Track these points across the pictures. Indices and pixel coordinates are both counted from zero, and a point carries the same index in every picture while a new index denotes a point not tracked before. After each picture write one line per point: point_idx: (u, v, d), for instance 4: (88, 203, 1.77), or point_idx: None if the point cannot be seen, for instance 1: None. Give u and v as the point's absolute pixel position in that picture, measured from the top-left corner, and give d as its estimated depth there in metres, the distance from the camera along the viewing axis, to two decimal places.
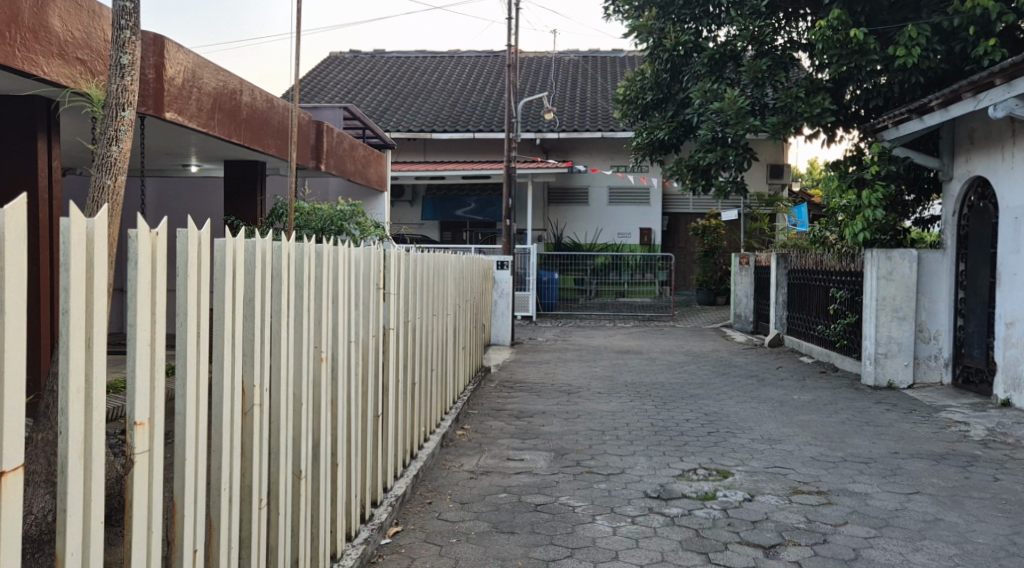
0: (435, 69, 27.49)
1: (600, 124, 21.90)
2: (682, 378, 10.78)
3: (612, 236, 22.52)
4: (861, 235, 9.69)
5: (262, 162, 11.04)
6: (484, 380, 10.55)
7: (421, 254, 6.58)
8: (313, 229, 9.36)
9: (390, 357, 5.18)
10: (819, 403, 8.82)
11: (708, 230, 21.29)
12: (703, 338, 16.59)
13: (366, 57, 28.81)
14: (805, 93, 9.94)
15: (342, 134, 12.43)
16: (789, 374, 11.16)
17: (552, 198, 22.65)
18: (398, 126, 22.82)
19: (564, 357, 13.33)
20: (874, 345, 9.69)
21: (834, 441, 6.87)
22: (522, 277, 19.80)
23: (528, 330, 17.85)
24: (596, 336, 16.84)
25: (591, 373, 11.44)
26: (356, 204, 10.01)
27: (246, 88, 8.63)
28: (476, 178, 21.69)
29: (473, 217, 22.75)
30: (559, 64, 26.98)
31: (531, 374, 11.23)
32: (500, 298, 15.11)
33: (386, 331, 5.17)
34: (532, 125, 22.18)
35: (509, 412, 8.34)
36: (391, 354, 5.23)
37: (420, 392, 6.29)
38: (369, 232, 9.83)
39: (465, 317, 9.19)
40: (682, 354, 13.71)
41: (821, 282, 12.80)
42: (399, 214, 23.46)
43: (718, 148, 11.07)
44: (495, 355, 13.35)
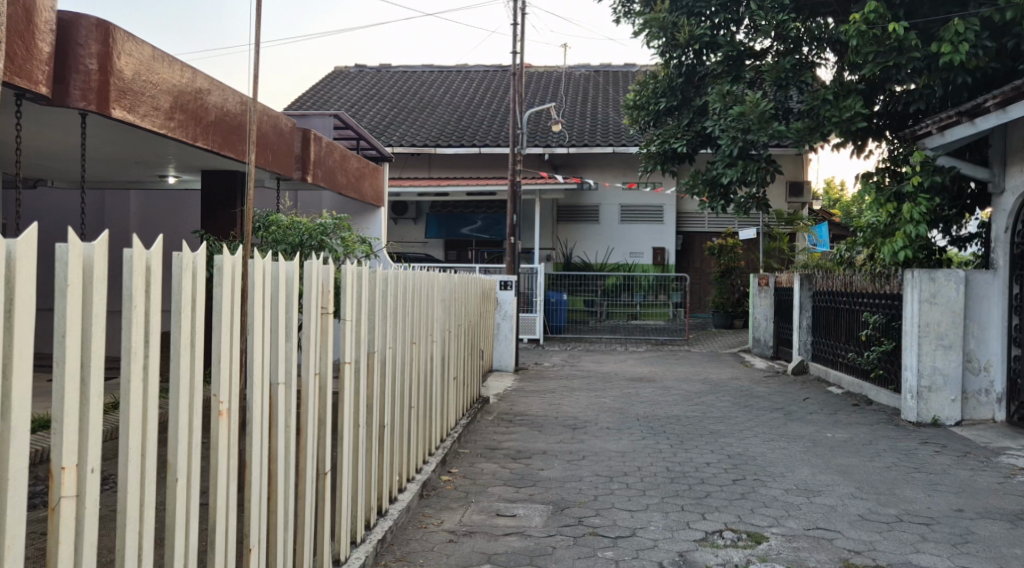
0: (442, 84, 26.68)
1: (612, 139, 20.99)
2: (701, 411, 9.76)
3: (624, 256, 21.55)
4: (901, 254, 8.70)
5: (243, 172, 10.13)
6: (481, 412, 9.53)
7: (401, 273, 5.66)
8: (290, 245, 8.48)
9: (348, 398, 4.31)
10: (857, 442, 7.79)
11: (724, 250, 20.37)
12: (721, 364, 15.57)
13: (371, 72, 28.05)
14: (834, 96, 8.90)
15: (332, 144, 11.49)
16: (819, 408, 10.11)
17: (562, 216, 21.77)
18: (401, 141, 21.96)
19: (571, 385, 12.33)
20: (917, 377, 8.69)
21: (884, 494, 5.85)
22: (528, 297, 18.82)
23: (535, 354, 16.86)
24: (606, 361, 15.83)
25: (601, 404, 10.44)
26: (340, 217, 9.10)
27: (218, 88, 7.79)
28: (481, 194, 20.79)
29: (480, 235, 21.85)
30: (569, 78, 26.14)
31: (534, 405, 10.24)
32: (503, 320, 14.12)
33: (341, 366, 4.27)
34: (540, 139, 21.30)
35: (506, 452, 7.35)
36: (348, 393, 4.32)
37: (396, 436, 5.35)
38: (353, 248, 8.89)
39: (458, 342, 8.22)
40: (698, 382, 12.69)
41: (851, 307, 11.80)
42: (403, 232, 22.60)
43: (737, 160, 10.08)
44: (496, 383, 12.36)
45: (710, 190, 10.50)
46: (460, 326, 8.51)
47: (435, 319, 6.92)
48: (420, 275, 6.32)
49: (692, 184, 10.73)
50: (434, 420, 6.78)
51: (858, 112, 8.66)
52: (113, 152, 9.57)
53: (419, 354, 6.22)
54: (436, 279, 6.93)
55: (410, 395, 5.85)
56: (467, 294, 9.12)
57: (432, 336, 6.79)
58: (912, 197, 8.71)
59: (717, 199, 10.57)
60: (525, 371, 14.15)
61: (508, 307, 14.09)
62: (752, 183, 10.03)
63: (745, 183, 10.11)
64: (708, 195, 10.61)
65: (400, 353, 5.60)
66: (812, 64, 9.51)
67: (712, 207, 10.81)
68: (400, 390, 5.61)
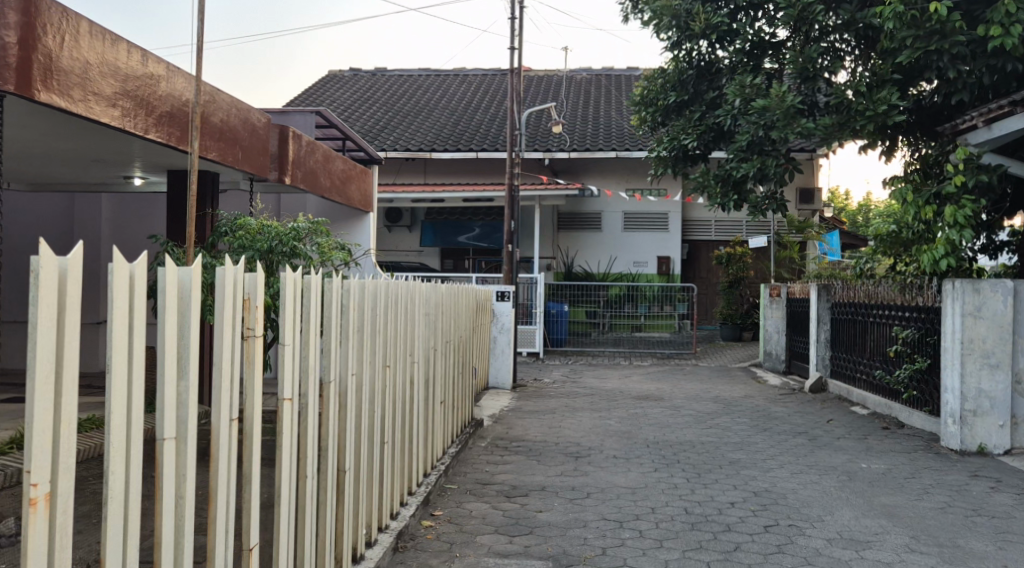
0: (438, 88, 25.80)
1: (615, 143, 20.12)
2: (716, 436, 8.83)
3: (627, 265, 20.64)
4: (943, 262, 7.70)
5: (213, 172, 9.21)
6: (473, 438, 8.59)
7: (376, 283, 4.77)
8: (259, 250, 7.56)
9: (288, 444, 3.45)
10: (898, 476, 6.89)
11: (733, 258, 19.53)
12: (732, 380, 14.68)
13: (365, 76, 27.20)
14: (868, 87, 8.02)
15: (313, 143, 10.54)
16: (847, 432, 9.18)
17: (562, 223, 20.88)
18: (395, 145, 21.08)
19: (572, 405, 11.41)
20: (960, 401, 7.77)
21: (948, 545, 4.96)
22: (527, 309, 17.93)
23: (535, 369, 15.96)
24: (610, 377, 14.93)
25: (605, 426, 9.52)
26: (319, 220, 8.19)
27: (176, 74, 6.90)
28: (477, 200, 19.92)
29: (477, 243, 20.88)
30: (570, 82, 25.29)
31: (532, 429, 9.33)
32: (500, 334, 13.22)
33: (282, 403, 3.40)
34: (539, 143, 20.42)
35: (499, 487, 6.43)
36: (288, 437, 3.44)
37: (364, 479, 4.46)
38: (329, 254, 7.95)
39: (447, 361, 7.33)
40: (711, 401, 11.79)
41: (880, 321, 10.86)
42: (398, 240, 21.78)
43: (753, 157, 9.18)
44: (492, 401, 11.46)
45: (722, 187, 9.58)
46: (449, 340, 7.56)
47: (416, 334, 5.99)
48: (399, 284, 5.39)
49: (703, 183, 9.82)
50: (414, 454, 5.83)
51: (895, 105, 7.74)
52: (69, 150, 8.54)
53: (394, 380, 5.28)
54: (417, 292, 5.99)
55: (383, 428, 4.93)
56: (459, 307, 8.24)
57: (411, 360, 5.83)
58: (955, 199, 7.78)
59: (729, 196, 9.60)
60: (523, 388, 13.22)
61: (506, 319, 13.20)
62: (769, 180, 9.12)
63: (761, 181, 9.21)
64: (721, 193, 9.65)
65: (370, 378, 4.67)
66: (840, 54, 8.61)
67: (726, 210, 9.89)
68: (370, 422, 4.68)
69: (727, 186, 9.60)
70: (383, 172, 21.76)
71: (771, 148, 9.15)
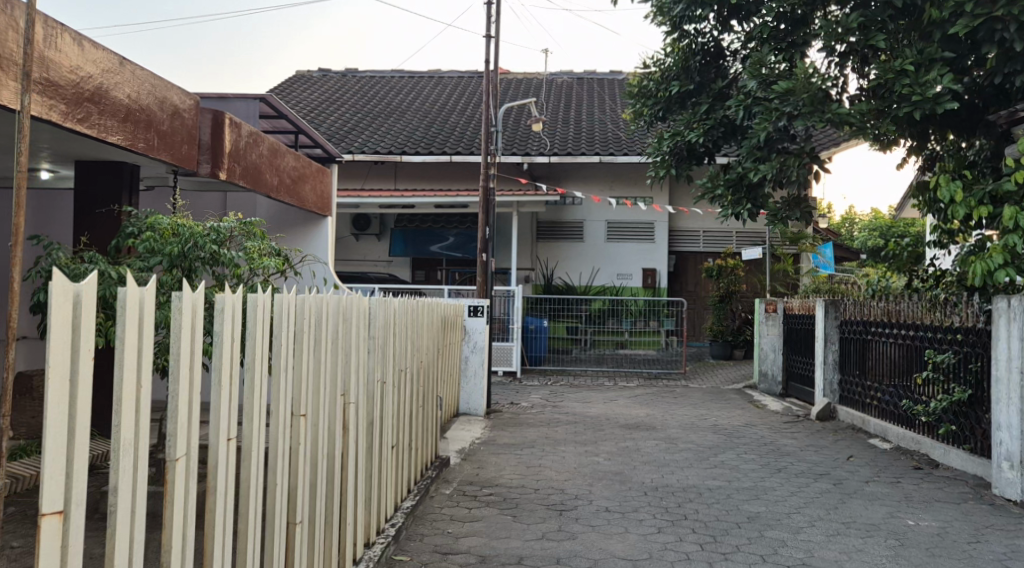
0: (412, 90, 24.45)
1: (598, 147, 18.84)
2: (725, 480, 7.49)
3: (610, 278, 19.37)
4: (1000, 274, 6.40)
5: (131, 163, 7.74)
6: (437, 484, 7.16)
7: (261, 298, 3.50)
8: (170, 256, 6.04)
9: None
10: (958, 540, 5.57)
11: (723, 271, 18.44)
12: (728, 405, 13.40)
13: (335, 77, 25.81)
14: (913, 66, 6.92)
15: (256, 135, 9.11)
16: (876, 473, 7.86)
17: (541, 233, 19.53)
18: (362, 148, 19.66)
19: (552, 435, 10.04)
20: (1019, 443, 6.44)
21: None
22: (504, 324, 16.55)
23: (511, 391, 14.58)
24: (594, 400, 13.58)
25: (593, 466, 8.15)
26: (251, 220, 6.69)
27: (56, 31, 5.59)
28: (449, 205, 18.53)
29: (451, 253, 19.54)
30: (551, 85, 24.02)
31: (507, 470, 7.94)
32: (472, 354, 11.83)
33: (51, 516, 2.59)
34: (517, 146, 19.10)
35: (461, 561, 5.02)
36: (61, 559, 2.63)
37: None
38: (258, 260, 6.47)
39: (402, 393, 5.97)
40: (709, 432, 10.46)
41: (907, 343, 9.53)
42: (366, 249, 20.32)
43: (769, 157, 8.17)
44: (463, 431, 10.10)
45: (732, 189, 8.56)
46: (410, 353, 6.30)
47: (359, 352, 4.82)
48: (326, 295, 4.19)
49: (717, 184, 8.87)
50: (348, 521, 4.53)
51: (948, 88, 6.67)
52: None
53: (309, 428, 4.03)
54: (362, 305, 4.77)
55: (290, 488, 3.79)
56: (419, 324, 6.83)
57: (348, 397, 4.57)
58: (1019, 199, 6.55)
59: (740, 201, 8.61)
60: (499, 414, 11.83)
61: (479, 337, 11.79)
62: (791, 183, 8.15)
63: (781, 182, 8.20)
64: (733, 200, 8.68)
65: (261, 423, 3.54)
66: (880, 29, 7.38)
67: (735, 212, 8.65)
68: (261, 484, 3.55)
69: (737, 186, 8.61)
70: (351, 177, 20.30)
71: (792, 148, 8.14)
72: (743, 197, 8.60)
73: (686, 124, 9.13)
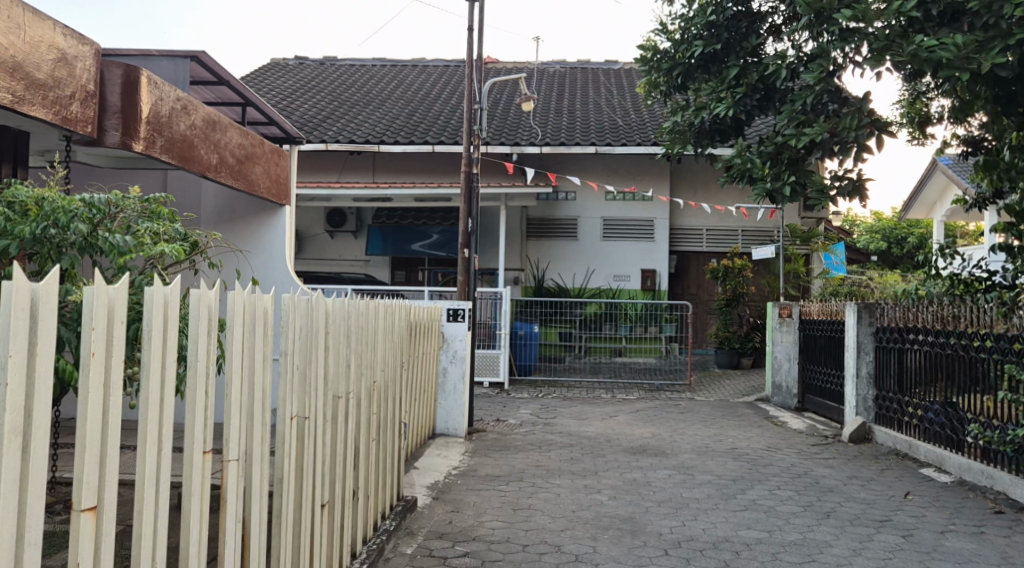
0: (394, 78, 22.91)
1: (593, 137, 17.30)
2: (763, 531, 5.92)
3: (606, 279, 17.86)
4: None
5: (22, 131, 6.19)
6: (398, 539, 5.51)
7: None
8: (24, 240, 4.39)
9: None
10: None
11: (730, 272, 16.73)
12: (743, 422, 11.87)
13: (312, 64, 24.21)
14: None
15: (185, 101, 7.41)
16: (950, 520, 6.31)
17: (531, 231, 17.93)
18: (337, 137, 18.05)
19: (544, 463, 8.46)
20: None
21: None
22: (490, 329, 15.00)
23: (497, 405, 13.02)
24: (591, 416, 12.05)
25: (597, 509, 6.56)
26: (151, 198, 5.06)
27: None
28: (431, 197, 16.94)
29: (433, 252, 17.80)
30: (541, 74, 22.45)
31: (489, 514, 6.34)
32: (451, 364, 10.16)
33: None
34: (506, 136, 17.50)
35: None
36: None
37: None
38: (153, 246, 4.73)
39: (342, 425, 4.42)
40: (728, 458, 8.91)
41: (980, 355, 8.18)
42: (342, 248, 18.73)
43: (815, 119, 7.69)
44: (439, 458, 8.50)
45: (770, 162, 7.96)
46: (357, 365, 4.80)
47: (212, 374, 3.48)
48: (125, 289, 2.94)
49: (750, 159, 8.04)
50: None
51: None
52: None
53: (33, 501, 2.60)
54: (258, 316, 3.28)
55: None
56: (374, 330, 5.30)
57: (227, 456, 3.06)
58: None
59: (781, 169, 7.88)
60: (484, 434, 10.27)
61: (460, 346, 10.10)
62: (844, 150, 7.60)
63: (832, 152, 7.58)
64: (769, 171, 7.96)
65: None
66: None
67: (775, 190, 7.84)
68: None
69: (777, 164, 7.95)
70: (327, 170, 18.68)
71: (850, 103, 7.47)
72: (781, 172, 7.87)
73: (713, 95, 8.81)
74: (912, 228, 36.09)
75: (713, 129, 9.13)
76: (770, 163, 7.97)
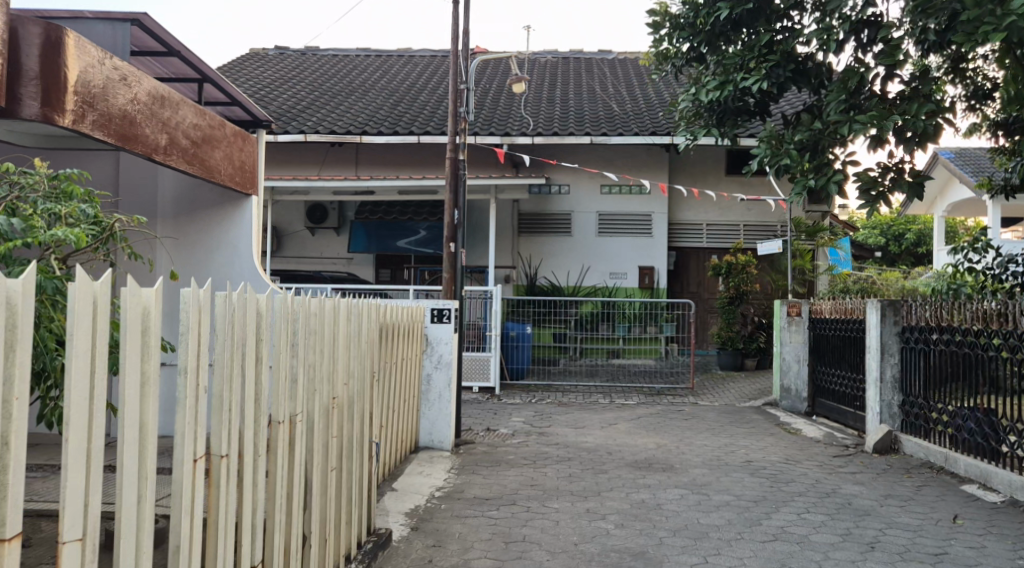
0: (378, 68, 21.96)
1: (588, 126, 16.36)
2: None
3: (602, 277, 16.92)
4: None
5: None
6: None
7: None
8: None
9: None
10: None
11: (734, 269, 15.82)
12: (754, 430, 10.94)
13: (293, 54, 23.22)
14: None
15: (122, 67, 6.40)
16: (1016, 553, 5.40)
17: (522, 226, 16.98)
18: (317, 127, 17.06)
19: (539, 482, 7.50)
20: None
21: None
22: (480, 330, 14.05)
23: (488, 412, 12.06)
24: (590, 424, 11.11)
25: (604, 541, 5.61)
26: (61, 175, 4.23)
27: None
28: (415, 191, 16.00)
29: (420, 249, 16.96)
30: (533, 65, 21.48)
31: (477, 550, 5.38)
32: (436, 371, 9.18)
33: None
34: (495, 125, 16.55)
35: None
36: None
37: None
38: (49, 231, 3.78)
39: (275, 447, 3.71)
40: (745, 474, 7.98)
41: None
42: (323, 245, 17.74)
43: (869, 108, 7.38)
44: (422, 476, 7.54)
45: (809, 154, 7.64)
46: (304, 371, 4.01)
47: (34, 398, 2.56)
48: None
49: (785, 155, 7.72)
50: None
51: None
52: None
53: None
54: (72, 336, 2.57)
55: None
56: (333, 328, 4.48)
57: (64, 538, 2.59)
58: None
59: (822, 157, 7.57)
60: (472, 446, 9.32)
61: (445, 350, 9.12)
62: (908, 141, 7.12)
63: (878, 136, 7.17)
64: (810, 167, 7.58)
65: None
66: None
67: (817, 183, 7.48)
68: None
69: (817, 156, 7.64)
70: (306, 163, 17.67)
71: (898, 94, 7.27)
72: (822, 164, 7.56)
73: (739, 63, 8.03)
74: (910, 224, 35.41)
75: (733, 106, 8.36)
76: (807, 155, 7.67)
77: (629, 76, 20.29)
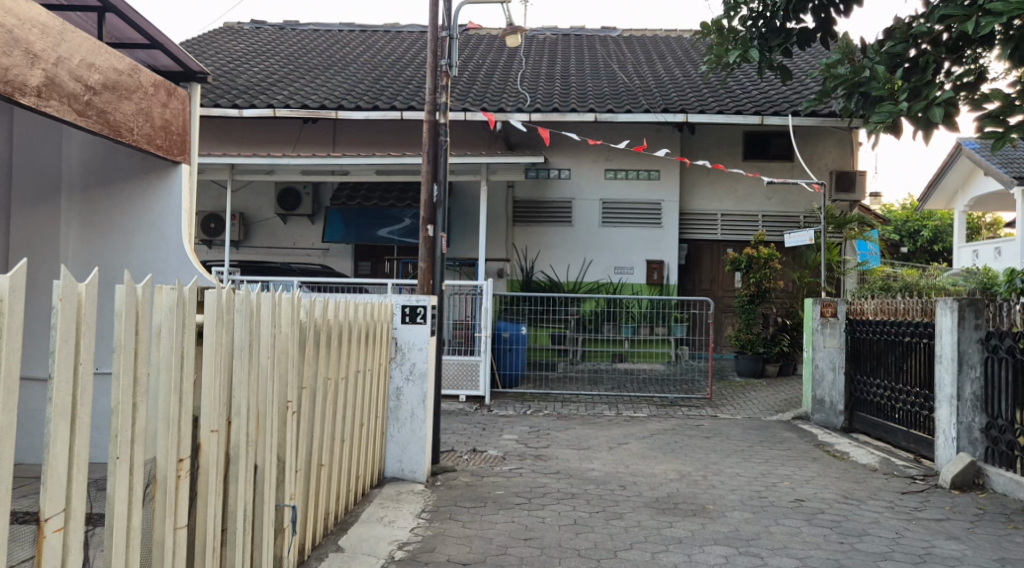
0: (362, 43, 20.17)
1: (592, 102, 14.57)
2: None
3: (606, 271, 15.13)
4: None
5: None
6: None
7: None
8: None
9: None
10: None
11: (755, 262, 14.09)
12: (793, 453, 9.14)
13: (270, 29, 21.38)
14: None
15: None
16: None
17: (517, 215, 15.17)
18: (288, 101, 15.25)
19: (536, 535, 5.69)
20: None
21: None
22: (469, 331, 12.23)
23: (475, 428, 10.25)
24: (597, 445, 9.31)
25: None
26: None
27: None
28: (396, 172, 14.19)
29: (403, 240, 15.08)
30: (529, 41, 19.65)
31: None
32: (406, 384, 7.35)
33: None
34: (488, 100, 14.76)
35: None
36: None
37: None
38: None
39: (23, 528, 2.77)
40: (801, 521, 6.19)
41: None
42: (296, 235, 15.96)
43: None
44: (382, 527, 5.72)
45: (903, 71, 6.11)
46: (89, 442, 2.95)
47: None
48: None
49: (868, 68, 6.18)
50: None
51: None
52: None
53: None
54: None
55: None
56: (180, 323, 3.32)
57: None
58: None
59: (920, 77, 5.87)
60: (452, 477, 7.52)
61: (419, 358, 7.29)
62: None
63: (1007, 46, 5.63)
64: (899, 88, 5.85)
65: None
66: None
67: (915, 107, 5.68)
68: None
69: (909, 74, 6.18)
70: (277, 142, 15.85)
71: None
72: (919, 84, 5.82)
73: None
74: (925, 220, 33.75)
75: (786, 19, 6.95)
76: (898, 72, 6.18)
77: (635, 52, 18.53)
